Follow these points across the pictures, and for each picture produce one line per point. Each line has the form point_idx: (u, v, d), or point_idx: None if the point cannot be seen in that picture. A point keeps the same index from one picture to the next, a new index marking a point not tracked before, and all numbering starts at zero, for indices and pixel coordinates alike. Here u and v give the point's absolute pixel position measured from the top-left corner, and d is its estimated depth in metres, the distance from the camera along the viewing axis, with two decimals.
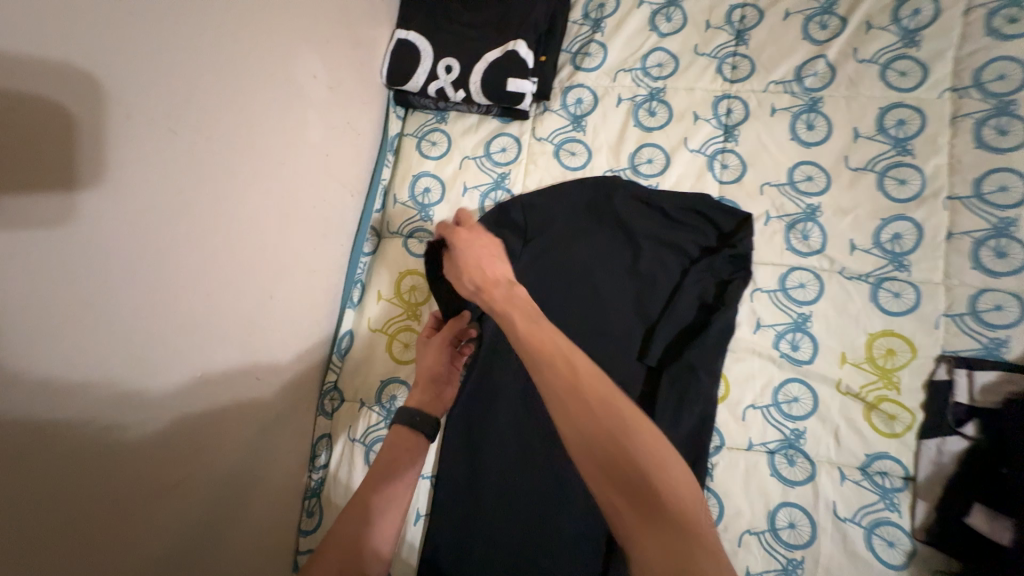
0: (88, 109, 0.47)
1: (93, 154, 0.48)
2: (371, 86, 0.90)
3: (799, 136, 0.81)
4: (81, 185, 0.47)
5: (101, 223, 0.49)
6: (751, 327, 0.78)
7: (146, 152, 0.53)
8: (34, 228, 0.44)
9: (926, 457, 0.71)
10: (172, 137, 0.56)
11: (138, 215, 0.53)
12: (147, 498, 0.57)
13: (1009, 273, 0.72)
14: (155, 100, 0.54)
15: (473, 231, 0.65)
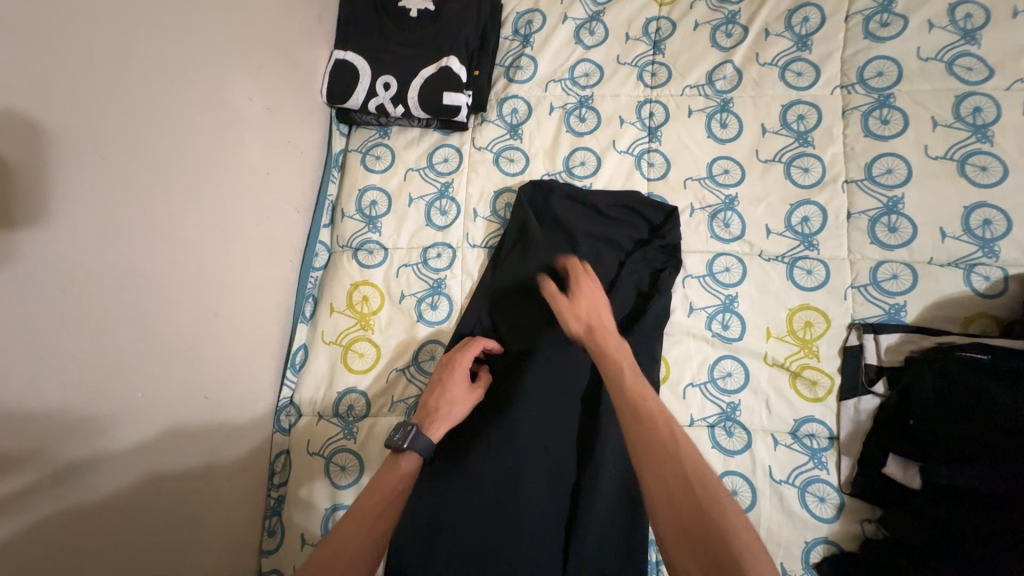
0: (26, 143, 0.48)
1: (33, 185, 0.49)
2: (312, 106, 0.92)
3: (714, 134, 0.88)
4: (8, 220, 0.47)
5: (44, 252, 0.51)
6: (685, 311, 0.84)
7: (77, 183, 0.54)
8: None
9: (846, 416, 0.78)
10: (105, 166, 0.57)
11: (70, 246, 0.53)
12: (101, 523, 0.57)
13: (901, 245, 0.80)
14: (85, 130, 0.54)
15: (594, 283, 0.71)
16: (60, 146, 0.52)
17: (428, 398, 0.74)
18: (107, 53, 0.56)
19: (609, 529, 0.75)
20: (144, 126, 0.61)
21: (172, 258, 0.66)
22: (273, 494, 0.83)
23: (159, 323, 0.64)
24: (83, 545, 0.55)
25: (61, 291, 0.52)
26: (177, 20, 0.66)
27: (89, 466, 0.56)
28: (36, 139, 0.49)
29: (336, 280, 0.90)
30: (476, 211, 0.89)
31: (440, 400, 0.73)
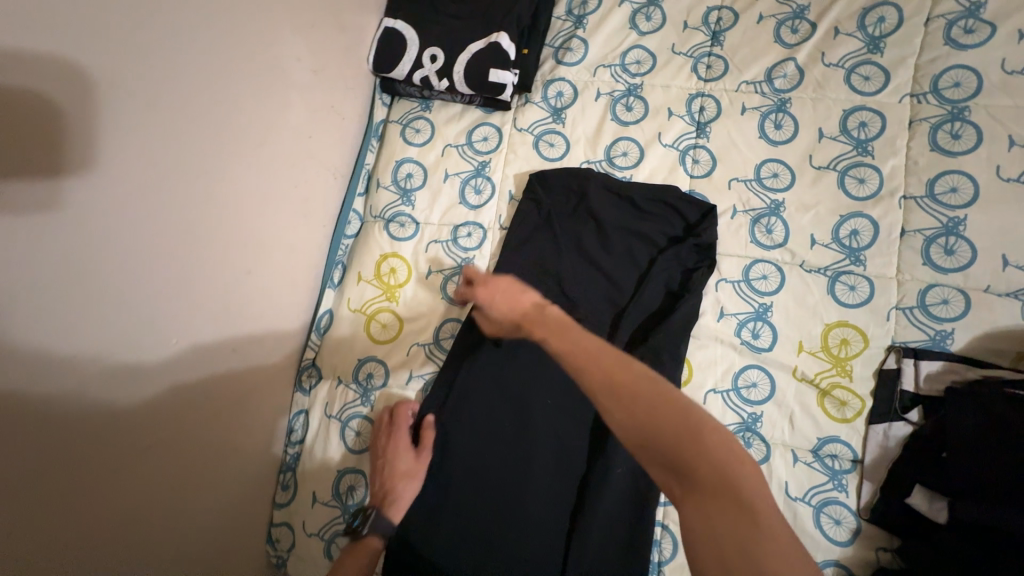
0: (82, 80, 0.50)
1: (90, 123, 0.51)
2: (356, 73, 0.92)
3: (766, 135, 0.84)
4: (66, 152, 0.49)
5: (94, 187, 0.52)
6: (714, 315, 0.81)
7: (123, 130, 0.55)
8: (32, 184, 0.47)
9: (874, 441, 0.76)
10: (150, 111, 0.57)
11: (115, 186, 0.54)
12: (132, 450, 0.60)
13: (956, 270, 0.76)
14: (138, 74, 0.55)
15: (489, 279, 0.67)
16: (109, 86, 0.52)
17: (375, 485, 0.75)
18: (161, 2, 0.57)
19: (613, 523, 0.75)
20: (190, 79, 0.61)
21: (208, 212, 0.67)
22: (290, 450, 0.86)
23: (192, 275, 0.65)
24: (107, 478, 0.58)
25: (101, 234, 0.54)
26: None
27: (120, 406, 0.58)
28: (86, 77, 0.50)
29: (365, 249, 0.90)
30: (511, 194, 0.88)
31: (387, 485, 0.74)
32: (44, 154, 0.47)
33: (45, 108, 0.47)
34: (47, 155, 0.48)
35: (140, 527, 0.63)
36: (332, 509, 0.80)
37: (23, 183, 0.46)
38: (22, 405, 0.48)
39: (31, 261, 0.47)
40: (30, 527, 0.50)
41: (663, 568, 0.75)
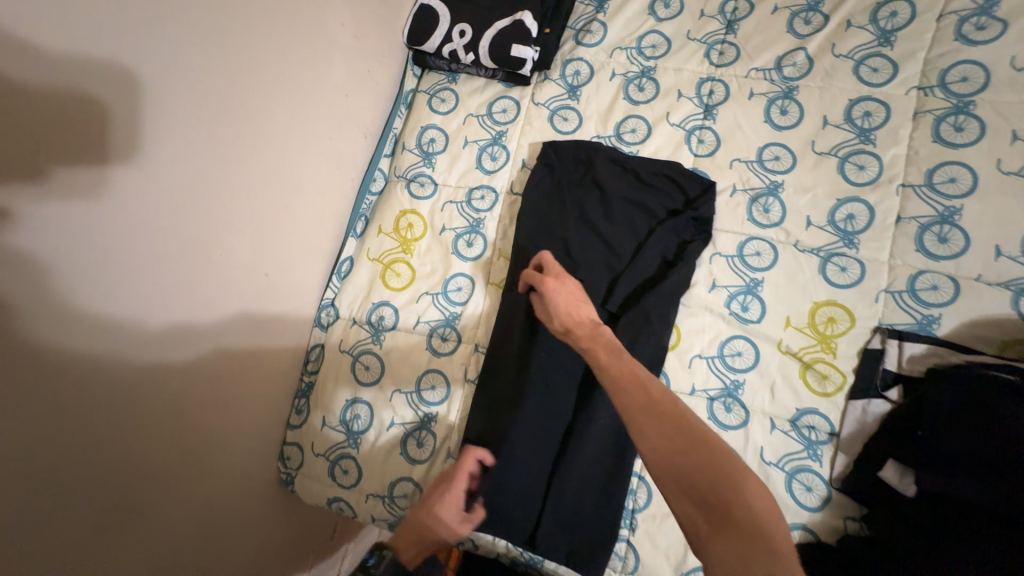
0: (158, 17, 0.58)
1: (162, 54, 0.60)
2: (391, 44, 1.00)
3: (772, 119, 0.88)
4: (142, 76, 0.58)
5: (161, 109, 0.61)
6: (706, 286, 0.85)
7: (187, 65, 0.63)
8: (113, 96, 0.55)
9: (852, 416, 0.78)
10: (211, 52, 0.66)
11: (176, 111, 0.63)
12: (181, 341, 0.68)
13: (949, 257, 0.78)
14: (206, 20, 0.64)
15: (559, 279, 0.75)
16: (180, 27, 0.61)
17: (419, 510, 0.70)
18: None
19: (592, 467, 0.81)
20: (248, 33, 0.71)
21: (255, 152, 0.76)
22: (305, 379, 0.95)
23: (238, 206, 0.75)
24: (160, 375, 0.66)
25: (165, 157, 0.63)
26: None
27: (165, 309, 0.65)
28: (163, 15, 0.59)
29: (387, 205, 0.99)
30: (524, 162, 0.95)
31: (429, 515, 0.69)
32: (123, 74, 0.56)
33: (127, 37, 0.55)
34: (126, 75, 0.56)
35: (182, 425, 0.71)
36: (339, 433, 0.89)
37: (108, 102, 0.55)
38: (94, 284, 0.56)
39: (110, 170, 0.56)
40: (96, 390, 0.58)
41: (636, 515, 0.79)
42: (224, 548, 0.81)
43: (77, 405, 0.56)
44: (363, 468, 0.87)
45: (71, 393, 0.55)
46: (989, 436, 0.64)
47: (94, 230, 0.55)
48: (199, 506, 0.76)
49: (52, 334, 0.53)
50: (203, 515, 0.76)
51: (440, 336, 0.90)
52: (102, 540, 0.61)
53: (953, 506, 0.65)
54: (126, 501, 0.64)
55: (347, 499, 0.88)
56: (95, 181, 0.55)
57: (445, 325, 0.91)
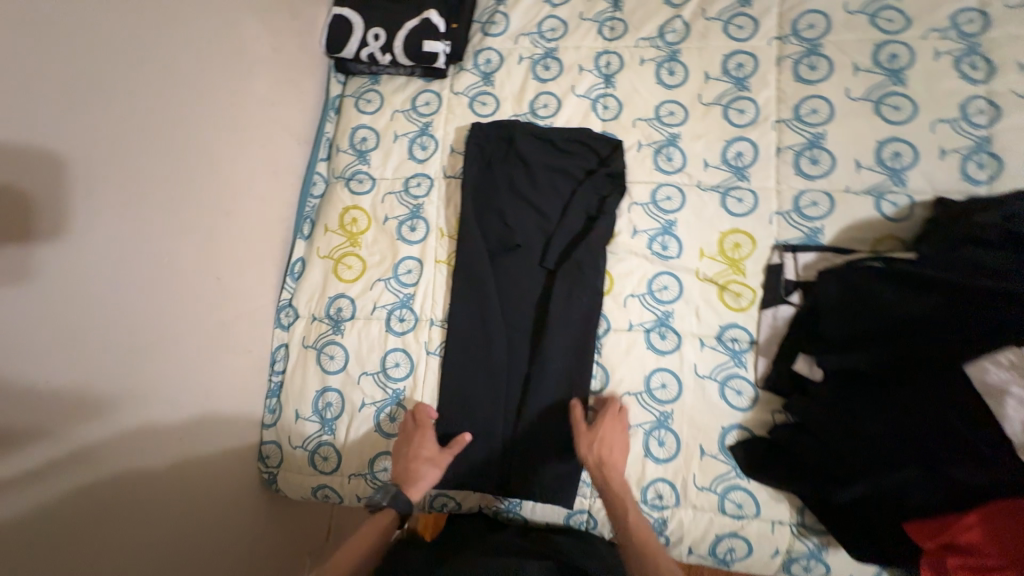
0: (76, 46, 0.63)
1: (84, 80, 0.64)
2: (311, 54, 1.06)
3: (662, 80, 1.00)
4: (67, 100, 0.62)
5: (90, 130, 0.65)
6: (629, 233, 0.95)
7: (111, 88, 0.67)
8: (39, 122, 0.59)
9: (765, 323, 0.89)
10: (135, 75, 0.70)
11: (106, 131, 0.67)
12: (137, 348, 0.72)
13: (821, 176, 0.91)
14: (125, 46, 0.69)
15: (621, 424, 0.84)
16: (99, 54, 0.65)
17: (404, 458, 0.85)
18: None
19: (551, 407, 0.89)
20: (166, 51, 0.75)
21: (192, 163, 0.80)
22: (274, 379, 0.99)
23: (183, 215, 0.79)
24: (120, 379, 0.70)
25: (103, 173, 0.67)
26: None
27: (116, 317, 0.69)
28: (80, 44, 0.63)
29: (330, 205, 1.04)
30: (452, 147, 1.03)
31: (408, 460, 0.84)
32: (46, 100, 0.60)
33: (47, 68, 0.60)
34: (49, 101, 0.60)
35: (146, 428, 0.74)
36: (313, 424, 0.94)
37: (34, 123, 0.59)
38: (40, 295, 0.60)
39: (46, 189, 0.60)
40: (51, 396, 0.62)
41: None
42: (209, 541, 0.85)
43: (37, 413, 0.60)
44: (342, 450, 0.92)
45: (29, 399, 0.59)
46: (867, 315, 0.76)
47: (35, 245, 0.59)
48: (180, 503, 0.80)
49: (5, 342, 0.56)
50: (183, 513, 0.80)
51: (398, 317, 0.96)
52: (79, 538, 0.65)
53: (854, 378, 0.76)
54: (99, 502, 0.68)
55: (330, 484, 0.93)
56: (32, 200, 0.58)
57: (401, 307, 0.97)
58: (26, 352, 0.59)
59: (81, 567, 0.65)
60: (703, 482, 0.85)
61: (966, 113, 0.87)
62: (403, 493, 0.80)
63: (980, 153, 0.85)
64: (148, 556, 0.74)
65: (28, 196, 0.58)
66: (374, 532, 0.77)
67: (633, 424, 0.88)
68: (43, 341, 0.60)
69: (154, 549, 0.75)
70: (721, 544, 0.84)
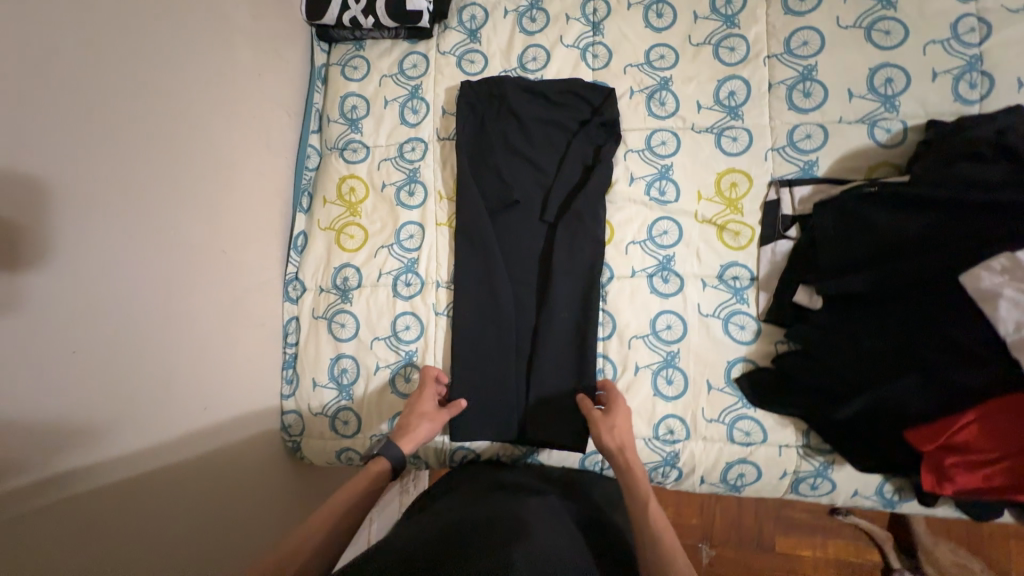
0: (74, 17, 0.61)
1: (87, 53, 0.63)
2: (292, 23, 1.04)
3: (651, 24, 0.98)
4: (75, 74, 0.61)
5: (99, 105, 0.64)
6: (626, 181, 0.96)
7: (112, 60, 0.66)
8: (52, 97, 0.58)
9: (765, 259, 0.91)
10: (132, 47, 0.69)
11: (112, 105, 0.66)
12: (163, 324, 0.73)
13: (814, 108, 0.91)
14: (117, 16, 0.67)
15: (623, 408, 0.82)
16: (97, 25, 0.64)
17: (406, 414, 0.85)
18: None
19: (561, 356, 0.92)
20: (154, 20, 0.73)
21: (191, 136, 0.79)
22: (289, 351, 1.01)
23: (187, 188, 0.78)
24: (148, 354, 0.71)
25: (113, 148, 0.66)
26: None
27: (143, 295, 0.70)
28: (76, 14, 0.61)
29: (326, 176, 1.04)
30: (444, 108, 1.02)
31: (412, 414, 0.84)
32: (55, 75, 0.59)
33: (53, 40, 0.58)
34: (58, 74, 0.59)
35: (177, 400, 0.76)
36: (331, 390, 0.97)
37: (47, 98, 0.58)
38: (73, 273, 0.61)
39: (62, 166, 0.59)
40: (94, 373, 0.63)
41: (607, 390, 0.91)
42: (245, 506, 0.89)
43: (74, 387, 0.61)
44: (362, 414, 0.95)
45: (68, 373, 0.60)
46: (866, 240, 0.78)
47: (61, 223, 0.59)
48: (214, 471, 0.82)
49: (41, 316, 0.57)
50: (219, 481, 0.83)
51: (404, 281, 0.97)
52: (134, 507, 0.68)
53: (854, 302, 0.78)
54: (147, 473, 0.70)
55: (353, 447, 0.96)
56: (51, 177, 0.58)
57: (406, 271, 0.98)
58: (68, 331, 0.60)
59: (139, 532, 0.68)
60: (711, 415, 0.88)
61: (957, 32, 0.87)
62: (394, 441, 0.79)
63: (971, 73, 0.86)
64: (194, 521, 0.77)
65: (45, 171, 0.57)
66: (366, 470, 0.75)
67: (641, 366, 0.91)
68: (81, 318, 0.61)
69: (198, 516, 0.78)
70: (731, 471, 0.88)
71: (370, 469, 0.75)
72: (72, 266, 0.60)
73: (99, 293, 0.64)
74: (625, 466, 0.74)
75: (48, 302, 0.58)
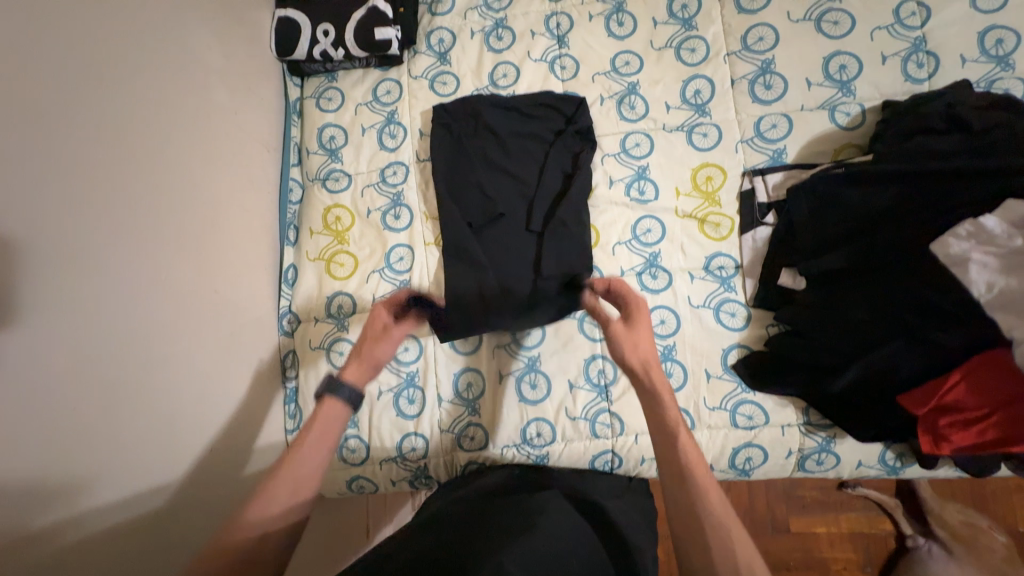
0: (59, 86, 0.62)
1: (73, 120, 0.63)
2: (263, 60, 1.05)
3: (613, 32, 1.02)
4: (62, 142, 0.61)
5: (87, 168, 0.64)
6: (606, 185, 0.99)
7: (96, 123, 0.67)
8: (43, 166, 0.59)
9: (747, 246, 0.94)
10: (115, 107, 0.70)
11: (101, 168, 0.66)
12: (158, 377, 0.73)
13: (777, 100, 0.95)
14: (98, 79, 0.68)
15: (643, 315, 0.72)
16: (80, 91, 0.64)
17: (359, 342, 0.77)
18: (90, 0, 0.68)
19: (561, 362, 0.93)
20: (132, 77, 0.74)
21: (174, 179, 0.79)
22: (288, 385, 1.01)
23: (178, 233, 0.79)
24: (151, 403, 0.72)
25: (104, 210, 0.66)
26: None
27: (137, 351, 0.70)
28: (60, 83, 0.62)
29: (311, 208, 1.04)
30: (421, 131, 1.04)
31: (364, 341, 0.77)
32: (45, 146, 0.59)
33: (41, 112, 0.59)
34: (49, 145, 0.60)
35: (178, 445, 0.76)
36: None
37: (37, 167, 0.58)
38: (70, 341, 0.60)
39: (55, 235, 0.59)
40: (88, 437, 0.63)
41: (610, 389, 0.92)
42: None
43: (70, 443, 0.61)
44: (369, 439, 0.95)
45: (78, 427, 0.61)
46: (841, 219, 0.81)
47: (56, 291, 0.59)
48: (207, 517, 0.83)
49: (51, 374, 0.58)
50: (211, 526, 0.84)
51: None
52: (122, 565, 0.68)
53: (835, 280, 0.82)
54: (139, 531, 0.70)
55: (363, 474, 0.95)
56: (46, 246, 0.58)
57: None
58: (67, 397, 0.60)
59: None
60: (713, 403, 0.90)
61: (900, 17, 0.92)
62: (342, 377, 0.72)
63: (918, 54, 0.91)
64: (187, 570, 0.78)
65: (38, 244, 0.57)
66: (319, 419, 0.67)
67: None
68: (79, 383, 0.61)
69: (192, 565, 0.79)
70: (738, 456, 0.90)
71: (317, 414, 0.68)
72: (71, 334, 0.60)
73: (96, 356, 0.64)
74: (649, 386, 0.66)
75: (49, 371, 0.58)
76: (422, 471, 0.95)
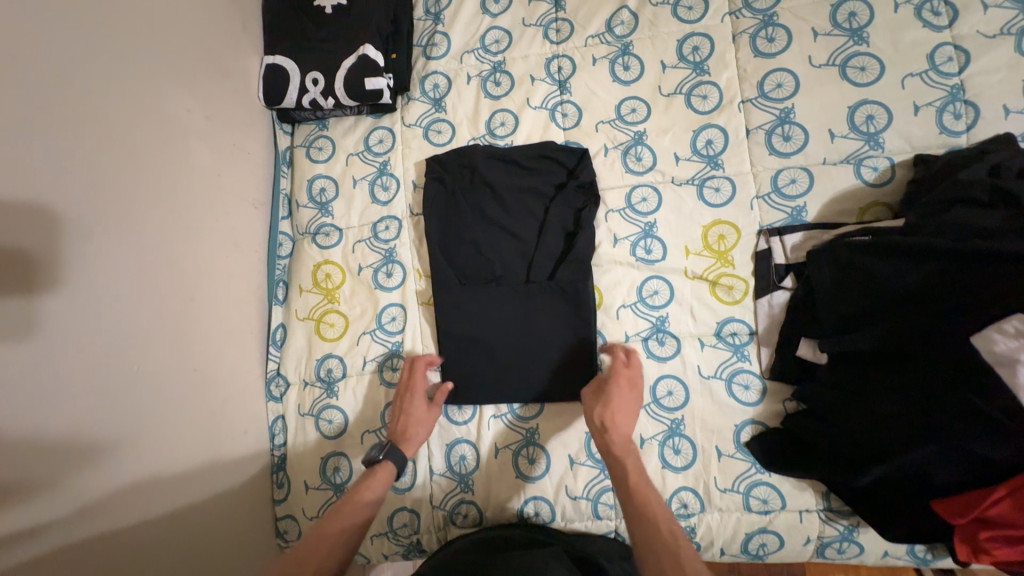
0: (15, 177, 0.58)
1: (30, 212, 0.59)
2: (251, 109, 1.01)
3: (618, 77, 0.96)
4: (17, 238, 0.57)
5: (47, 259, 0.60)
6: (610, 243, 0.92)
7: (61, 209, 0.63)
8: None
9: (762, 312, 0.87)
10: (81, 188, 0.65)
11: (63, 257, 0.62)
12: (131, 468, 0.69)
13: (796, 152, 0.88)
14: (63, 160, 0.63)
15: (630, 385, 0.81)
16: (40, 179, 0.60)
17: (400, 425, 0.83)
18: (47, 72, 0.63)
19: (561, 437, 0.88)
20: (103, 151, 0.69)
21: (147, 252, 0.74)
22: (276, 452, 0.96)
23: (151, 310, 0.74)
24: (105, 511, 0.66)
25: (66, 300, 0.62)
26: (106, 34, 0.72)
27: (102, 446, 0.66)
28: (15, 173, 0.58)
29: (300, 264, 1.00)
30: (414, 182, 0.98)
31: (408, 424, 0.83)
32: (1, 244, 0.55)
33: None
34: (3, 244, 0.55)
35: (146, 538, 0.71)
36: (324, 491, 0.92)
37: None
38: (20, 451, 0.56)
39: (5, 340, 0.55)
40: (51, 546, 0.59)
41: None
42: None
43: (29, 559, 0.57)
44: None
45: (21, 549, 0.56)
46: (866, 295, 0.74)
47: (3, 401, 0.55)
48: None
49: None
50: None
51: (390, 367, 0.93)
52: None
53: (859, 361, 0.74)
54: None
55: None
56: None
57: (391, 357, 0.93)
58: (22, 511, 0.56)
59: None
60: (724, 484, 0.83)
61: (935, 62, 0.84)
62: (397, 447, 0.80)
63: (955, 103, 0.83)
64: None
65: None
66: (370, 479, 0.76)
67: (646, 437, 0.86)
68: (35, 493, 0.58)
69: None
70: (752, 542, 0.83)
71: (377, 476, 0.76)
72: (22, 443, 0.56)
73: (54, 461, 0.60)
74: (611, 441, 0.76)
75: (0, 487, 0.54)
76: (415, 546, 0.90)
